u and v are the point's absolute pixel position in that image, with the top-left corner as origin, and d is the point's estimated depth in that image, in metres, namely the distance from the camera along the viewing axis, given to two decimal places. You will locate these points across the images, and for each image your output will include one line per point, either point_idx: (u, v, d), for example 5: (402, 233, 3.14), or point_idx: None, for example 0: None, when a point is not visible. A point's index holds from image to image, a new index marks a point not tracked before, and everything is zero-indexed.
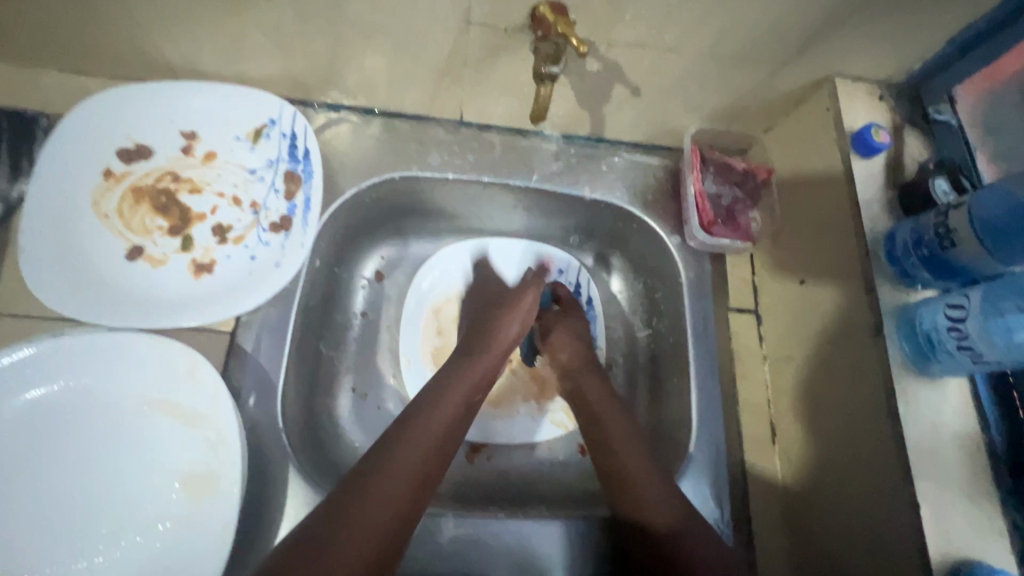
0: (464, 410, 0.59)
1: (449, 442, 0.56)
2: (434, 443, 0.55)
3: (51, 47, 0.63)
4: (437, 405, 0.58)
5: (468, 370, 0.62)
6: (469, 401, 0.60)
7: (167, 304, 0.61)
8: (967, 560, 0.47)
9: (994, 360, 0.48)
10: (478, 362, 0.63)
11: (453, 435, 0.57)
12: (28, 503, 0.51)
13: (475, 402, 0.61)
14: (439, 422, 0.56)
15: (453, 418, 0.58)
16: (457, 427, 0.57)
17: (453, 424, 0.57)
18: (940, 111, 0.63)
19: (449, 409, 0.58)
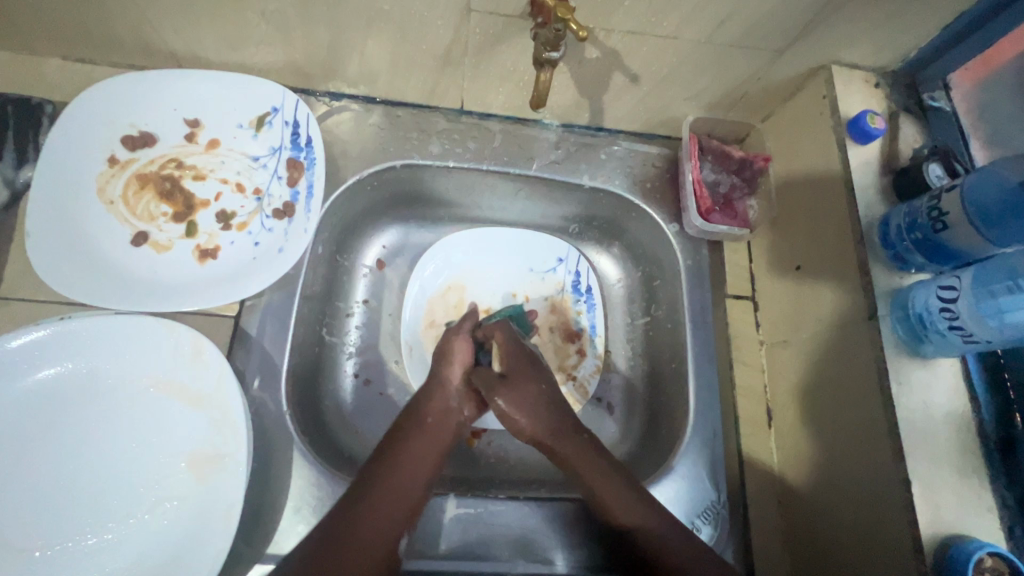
0: (429, 440, 0.60)
1: (419, 472, 0.58)
2: (400, 477, 0.57)
3: (56, 35, 0.64)
4: (399, 440, 0.60)
5: (427, 404, 0.62)
6: (432, 432, 0.61)
7: (173, 289, 0.62)
8: (957, 535, 0.48)
9: (984, 340, 0.49)
10: (432, 400, 0.63)
11: (419, 467, 0.58)
12: (39, 481, 0.52)
13: (438, 428, 0.61)
14: (401, 457, 0.58)
15: (418, 448, 0.59)
16: (423, 457, 0.59)
17: (418, 456, 0.59)
18: (935, 98, 0.64)
19: (413, 441, 0.60)
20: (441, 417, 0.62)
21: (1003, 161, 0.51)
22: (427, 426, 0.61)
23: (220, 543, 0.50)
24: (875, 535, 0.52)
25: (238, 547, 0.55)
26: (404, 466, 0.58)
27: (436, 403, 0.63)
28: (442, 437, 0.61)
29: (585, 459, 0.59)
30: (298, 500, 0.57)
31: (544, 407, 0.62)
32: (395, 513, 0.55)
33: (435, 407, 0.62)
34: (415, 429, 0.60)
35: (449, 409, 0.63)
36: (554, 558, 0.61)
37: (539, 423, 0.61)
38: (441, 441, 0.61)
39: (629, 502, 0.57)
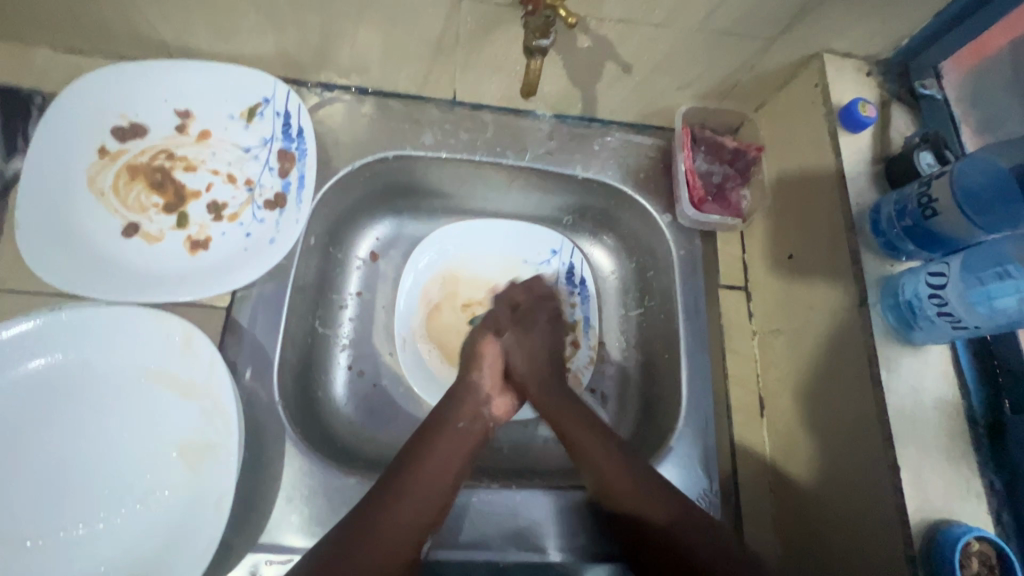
0: (455, 443, 0.60)
1: (447, 475, 0.58)
2: (427, 480, 0.56)
3: (45, 25, 0.63)
4: (429, 442, 0.59)
5: (458, 408, 0.63)
6: (462, 436, 0.61)
7: (164, 279, 0.62)
8: (945, 519, 0.49)
9: (973, 326, 0.49)
10: (462, 404, 0.64)
11: (448, 469, 0.58)
12: (29, 471, 0.52)
13: (467, 432, 0.62)
14: (432, 458, 0.58)
15: (444, 454, 0.59)
16: (453, 461, 0.59)
17: (447, 458, 0.59)
18: (926, 86, 0.63)
19: (443, 444, 0.59)
20: (470, 421, 0.63)
21: (996, 146, 0.50)
22: (457, 429, 0.61)
23: (212, 531, 0.50)
24: (865, 521, 0.53)
25: (231, 536, 0.55)
26: (434, 467, 0.57)
27: (467, 406, 0.64)
28: (469, 441, 0.61)
29: (564, 412, 0.65)
30: (291, 489, 0.57)
31: (541, 357, 0.69)
32: (420, 515, 0.55)
33: (466, 411, 0.63)
34: (445, 432, 0.61)
35: (478, 413, 0.64)
36: (548, 545, 0.61)
37: (534, 368, 0.68)
38: (469, 445, 0.61)
39: (660, 504, 0.56)
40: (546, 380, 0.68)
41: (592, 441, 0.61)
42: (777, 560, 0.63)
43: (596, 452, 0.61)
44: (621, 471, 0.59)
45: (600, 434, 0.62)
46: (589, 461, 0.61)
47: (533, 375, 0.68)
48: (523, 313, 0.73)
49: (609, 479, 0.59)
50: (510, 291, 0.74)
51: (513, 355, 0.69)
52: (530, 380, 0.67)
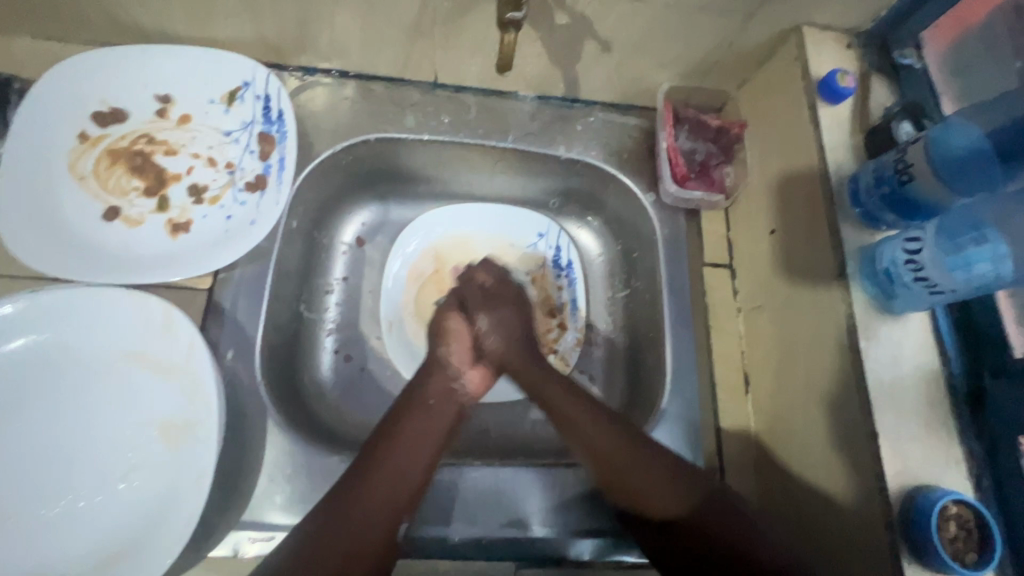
0: (430, 419, 0.60)
1: (423, 454, 0.57)
2: (401, 459, 0.56)
3: (23, 11, 0.63)
4: (401, 421, 0.59)
5: (429, 387, 0.63)
6: (435, 413, 0.61)
7: (145, 262, 0.62)
8: (924, 486, 0.48)
9: (949, 290, 0.48)
10: (432, 383, 0.63)
11: (423, 447, 0.58)
12: (10, 451, 0.52)
13: (440, 410, 0.61)
14: (404, 438, 0.57)
15: (419, 432, 0.59)
16: (427, 439, 0.59)
17: (420, 436, 0.58)
18: (904, 56, 0.63)
19: (416, 422, 0.59)
20: (442, 398, 0.62)
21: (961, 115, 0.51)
22: (430, 407, 0.61)
23: (192, 508, 0.50)
24: (846, 490, 0.53)
25: (212, 515, 0.55)
26: (407, 446, 0.57)
27: (438, 384, 0.63)
28: (444, 418, 0.61)
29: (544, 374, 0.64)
30: (273, 469, 0.57)
31: (514, 335, 0.68)
32: (398, 493, 0.54)
33: (438, 388, 0.63)
34: (417, 411, 0.60)
35: (451, 390, 0.64)
36: (532, 521, 0.61)
37: (509, 351, 0.67)
38: (444, 422, 0.61)
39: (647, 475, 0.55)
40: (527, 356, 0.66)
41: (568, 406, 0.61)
42: None
43: (578, 414, 0.60)
44: (606, 431, 0.58)
45: (574, 398, 0.61)
46: (573, 429, 0.59)
47: (513, 360, 0.66)
48: (493, 294, 0.69)
49: (591, 443, 0.57)
50: (476, 273, 0.70)
51: (488, 338, 0.67)
52: (508, 355, 0.67)
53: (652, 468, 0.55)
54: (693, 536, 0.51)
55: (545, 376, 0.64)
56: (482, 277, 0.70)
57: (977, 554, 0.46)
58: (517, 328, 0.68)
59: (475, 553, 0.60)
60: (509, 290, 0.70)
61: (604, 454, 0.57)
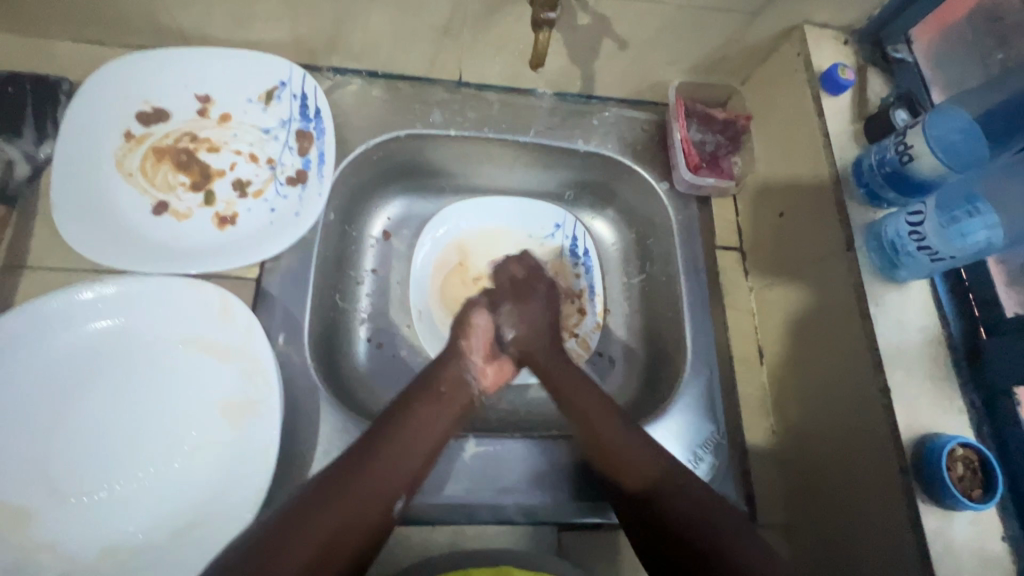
0: (441, 407, 0.60)
1: (426, 440, 0.57)
2: (405, 446, 0.56)
3: (68, 16, 0.66)
4: (410, 404, 0.59)
5: (443, 373, 0.63)
6: (445, 402, 0.60)
7: (197, 252, 0.65)
8: (932, 433, 0.54)
9: (948, 257, 0.54)
10: (447, 370, 0.63)
11: (427, 435, 0.58)
12: (84, 432, 0.55)
13: (451, 398, 0.61)
14: (412, 423, 0.57)
15: (427, 419, 0.58)
16: (435, 425, 0.58)
17: (428, 423, 0.58)
18: (897, 50, 0.70)
19: (424, 408, 0.59)
20: (453, 388, 0.62)
21: (945, 105, 0.58)
22: (441, 395, 0.61)
23: (260, 478, 0.54)
24: (859, 444, 0.58)
25: (273, 489, 0.58)
26: (413, 431, 0.57)
27: (453, 371, 0.63)
28: (453, 408, 0.61)
29: (564, 376, 0.65)
30: (326, 444, 0.61)
31: (540, 322, 0.69)
32: (394, 478, 0.54)
33: (450, 377, 0.62)
34: (428, 397, 0.60)
35: (463, 380, 0.63)
36: (567, 488, 0.65)
37: (534, 336, 0.68)
38: (452, 411, 0.60)
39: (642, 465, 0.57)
40: (550, 353, 0.68)
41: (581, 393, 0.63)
42: (778, 490, 0.67)
43: (589, 408, 0.62)
44: (610, 422, 0.60)
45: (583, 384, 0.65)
46: (576, 416, 0.62)
47: (535, 344, 0.68)
48: (519, 286, 0.71)
49: (593, 429, 0.60)
50: (509, 265, 0.72)
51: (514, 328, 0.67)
52: (531, 343, 0.67)
53: (643, 455, 0.58)
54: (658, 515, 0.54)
55: (565, 372, 0.66)
56: (513, 269, 0.72)
57: (981, 490, 0.52)
58: (541, 323, 0.69)
59: (520, 519, 0.63)
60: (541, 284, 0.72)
61: (606, 433, 0.59)
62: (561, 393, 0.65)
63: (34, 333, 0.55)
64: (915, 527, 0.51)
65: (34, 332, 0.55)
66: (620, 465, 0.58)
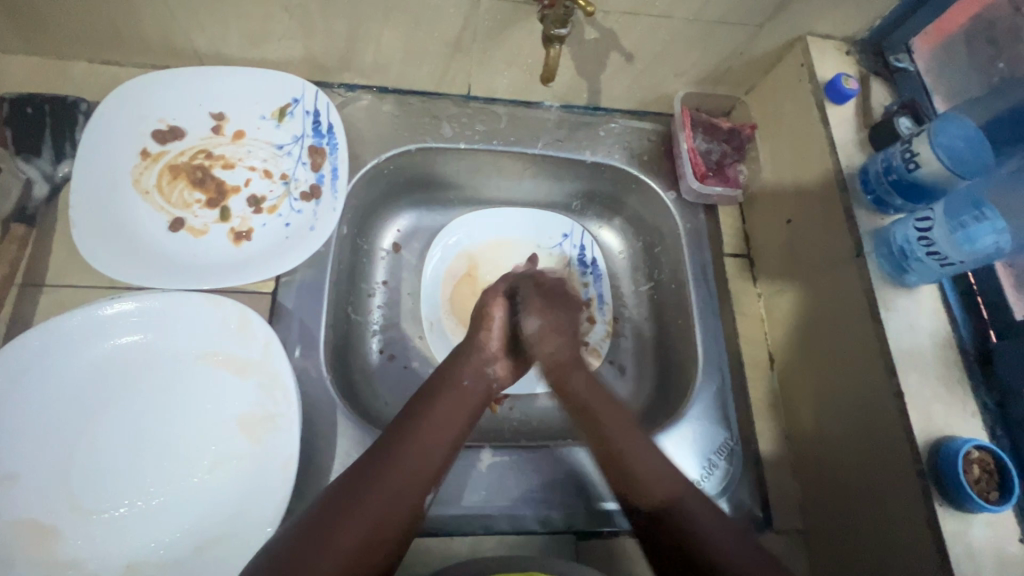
0: (462, 399, 0.61)
1: (450, 431, 0.58)
2: (429, 439, 0.56)
3: (85, 38, 0.67)
4: (432, 397, 0.60)
5: (463, 367, 0.64)
6: (466, 393, 0.62)
7: (214, 267, 0.66)
8: (947, 436, 0.54)
9: (958, 262, 0.55)
10: (466, 364, 0.64)
11: (451, 425, 0.59)
12: (104, 449, 0.56)
13: (472, 390, 0.62)
14: (436, 413, 0.58)
15: (450, 410, 0.59)
16: (460, 416, 0.60)
17: (450, 414, 0.59)
18: (899, 60, 0.71)
19: (446, 400, 0.60)
20: (475, 380, 0.63)
21: (950, 112, 0.60)
22: (461, 387, 0.62)
23: (280, 492, 0.54)
24: (875, 448, 0.58)
25: (293, 503, 0.59)
26: (436, 424, 0.58)
27: (471, 366, 0.64)
28: (475, 400, 0.62)
29: (591, 395, 0.64)
30: (344, 457, 0.61)
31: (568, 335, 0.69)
32: (421, 472, 0.54)
33: (469, 370, 0.64)
34: (450, 390, 0.61)
35: (483, 372, 0.65)
36: (585, 496, 0.65)
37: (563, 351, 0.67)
38: (473, 402, 0.62)
39: (667, 481, 0.56)
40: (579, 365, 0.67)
41: (611, 422, 0.61)
42: (794, 495, 0.67)
43: (614, 424, 0.61)
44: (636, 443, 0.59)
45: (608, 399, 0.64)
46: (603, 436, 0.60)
47: (567, 360, 0.67)
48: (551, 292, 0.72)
49: (622, 450, 0.59)
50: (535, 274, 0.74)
51: (544, 342, 0.67)
52: (558, 356, 0.67)
53: (668, 472, 0.57)
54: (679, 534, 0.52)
55: (594, 388, 0.65)
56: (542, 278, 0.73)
57: (999, 491, 0.52)
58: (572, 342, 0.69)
59: (538, 527, 0.63)
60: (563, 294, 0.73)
61: (633, 463, 0.57)
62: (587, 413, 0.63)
63: (55, 351, 0.55)
64: (935, 529, 0.51)
65: (55, 349, 0.55)
66: (644, 485, 0.56)
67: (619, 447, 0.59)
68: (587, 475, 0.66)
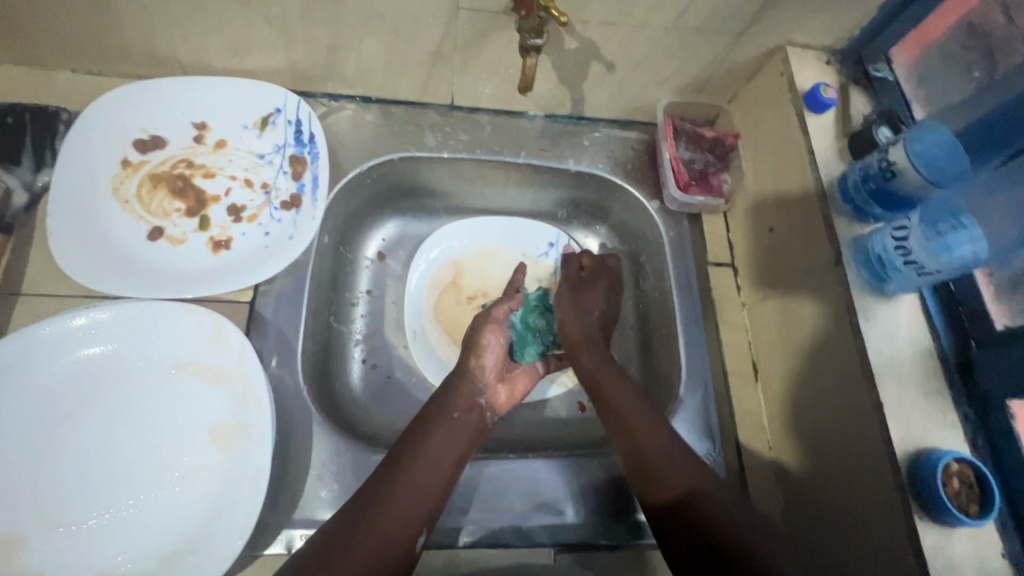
0: (456, 430, 0.61)
1: (446, 462, 0.58)
2: (425, 471, 0.57)
3: (68, 49, 0.68)
4: (427, 428, 0.60)
5: (454, 399, 0.64)
6: (459, 425, 0.62)
7: (191, 276, 0.66)
8: (927, 447, 0.54)
9: (935, 271, 0.54)
10: (458, 395, 0.65)
11: (445, 459, 0.58)
12: (74, 460, 0.55)
13: (465, 421, 0.62)
14: (429, 448, 0.58)
15: (446, 441, 0.60)
16: (453, 448, 0.60)
17: (444, 447, 0.59)
18: (878, 69, 0.72)
19: (441, 431, 0.60)
20: (466, 411, 0.63)
21: (924, 123, 0.60)
22: (454, 419, 0.62)
23: (250, 504, 0.53)
24: (857, 459, 0.57)
25: (266, 515, 0.58)
26: (432, 455, 0.58)
27: (463, 397, 0.65)
28: (468, 430, 0.62)
29: (603, 375, 0.65)
30: (320, 468, 0.61)
31: (593, 317, 0.71)
32: (415, 504, 0.55)
33: (462, 402, 0.64)
34: (442, 421, 0.61)
35: (475, 403, 0.65)
36: (568, 509, 0.64)
37: (581, 331, 0.70)
38: (467, 433, 0.62)
39: (689, 473, 0.56)
40: (593, 340, 0.69)
41: (622, 396, 0.63)
42: (779, 508, 0.66)
43: (627, 404, 0.62)
44: (648, 425, 0.60)
45: (618, 375, 0.65)
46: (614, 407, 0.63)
47: (585, 337, 0.69)
48: (586, 278, 0.76)
49: (630, 417, 0.61)
50: (578, 255, 0.77)
51: (565, 316, 0.72)
52: (570, 324, 0.71)
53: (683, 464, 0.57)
54: (689, 529, 0.52)
55: (605, 366, 0.66)
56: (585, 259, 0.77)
57: (979, 505, 0.51)
58: (592, 314, 0.71)
59: (515, 541, 0.62)
60: (608, 274, 0.76)
61: (641, 434, 0.59)
62: (598, 388, 0.65)
63: (28, 360, 0.55)
64: (914, 542, 0.50)
65: (27, 360, 0.55)
66: (653, 460, 0.58)
67: (628, 420, 0.61)
68: (566, 490, 0.66)
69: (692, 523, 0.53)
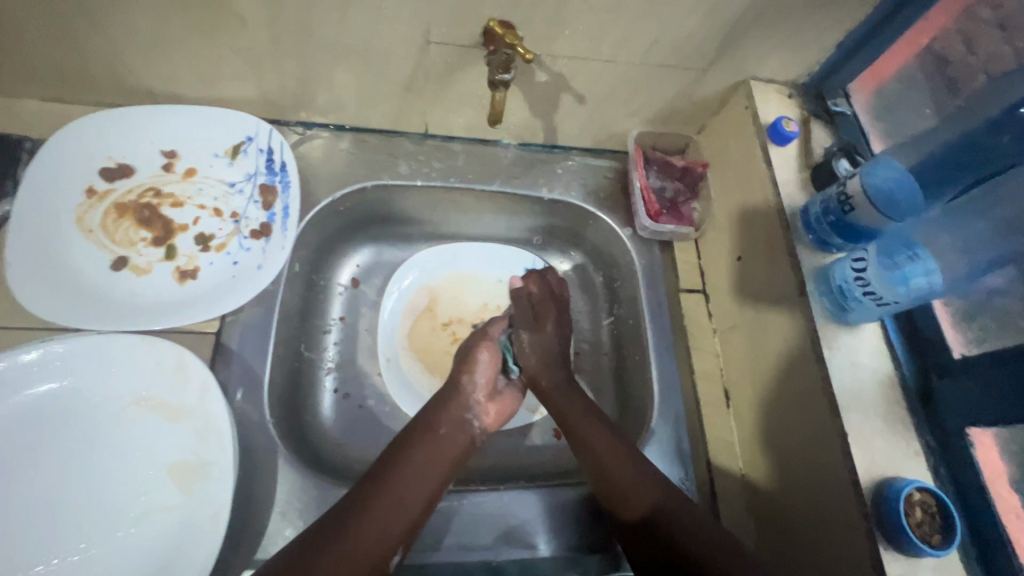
0: (439, 449, 0.61)
1: (427, 481, 0.58)
2: (405, 487, 0.56)
3: (31, 78, 0.67)
4: (410, 446, 0.60)
5: (441, 414, 0.64)
6: (441, 443, 0.61)
7: (155, 307, 0.65)
8: (890, 477, 0.54)
9: (892, 302, 0.56)
10: (445, 412, 0.64)
11: (424, 480, 0.58)
12: (23, 501, 0.53)
13: (450, 440, 0.62)
14: (410, 466, 0.58)
15: (427, 460, 0.59)
16: (435, 466, 0.59)
17: (426, 465, 0.59)
18: (837, 104, 0.75)
19: (424, 449, 0.60)
20: (453, 429, 0.63)
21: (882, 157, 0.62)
22: (438, 436, 0.61)
23: (210, 544, 0.52)
24: (823, 489, 0.57)
25: (225, 556, 0.56)
26: (412, 473, 0.58)
27: (452, 413, 0.64)
28: (451, 450, 0.61)
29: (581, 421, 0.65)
30: (284, 503, 0.59)
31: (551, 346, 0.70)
32: (391, 526, 0.54)
33: (448, 420, 0.63)
34: (426, 439, 0.61)
35: (463, 422, 0.64)
36: (540, 542, 0.64)
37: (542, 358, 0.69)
38: (452, 454, 0.61)
39: (651, 502, 0.58)
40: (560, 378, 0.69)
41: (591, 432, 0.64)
42: (751, 537, 0.66)
43: (598, 441, 0.63)
44: (620, 453, 0.62)
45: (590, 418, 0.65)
46: (583, 447, 0.64)
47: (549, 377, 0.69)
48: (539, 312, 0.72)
49: (608, 467, 0.61)
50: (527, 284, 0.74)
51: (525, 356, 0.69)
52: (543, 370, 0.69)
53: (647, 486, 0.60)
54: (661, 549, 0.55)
55: (574, 407, 0.67)
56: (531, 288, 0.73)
57: (941, 535, 0.52)
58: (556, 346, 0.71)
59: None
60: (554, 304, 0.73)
61: (618, 477, 0.60)
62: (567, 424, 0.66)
63: None
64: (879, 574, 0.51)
65: None
66: (630, 492, 0.59)
67: (598, 458, 0.62)
68: (538, 520, 0.65)
69: (655, 540, 0.56)
